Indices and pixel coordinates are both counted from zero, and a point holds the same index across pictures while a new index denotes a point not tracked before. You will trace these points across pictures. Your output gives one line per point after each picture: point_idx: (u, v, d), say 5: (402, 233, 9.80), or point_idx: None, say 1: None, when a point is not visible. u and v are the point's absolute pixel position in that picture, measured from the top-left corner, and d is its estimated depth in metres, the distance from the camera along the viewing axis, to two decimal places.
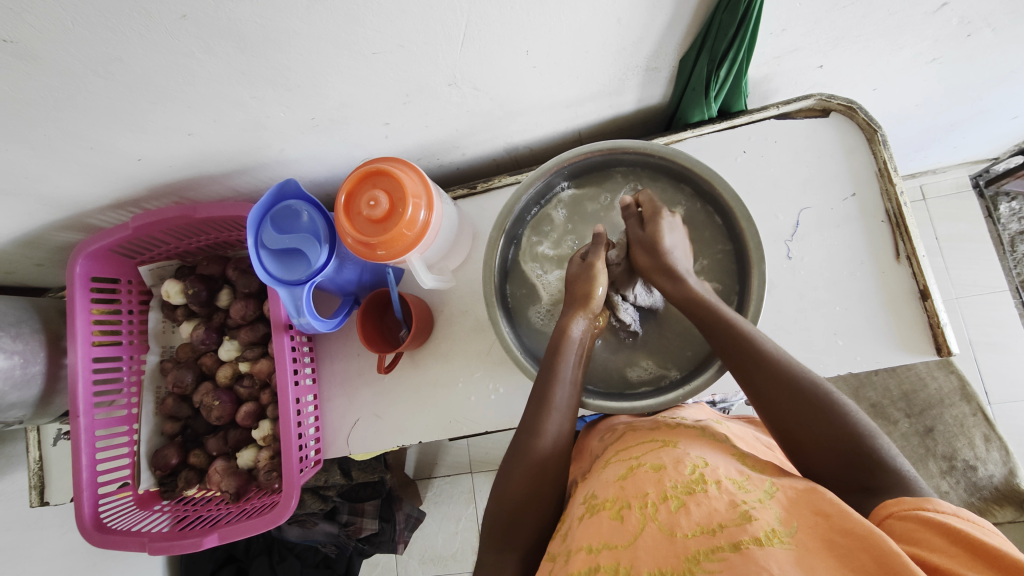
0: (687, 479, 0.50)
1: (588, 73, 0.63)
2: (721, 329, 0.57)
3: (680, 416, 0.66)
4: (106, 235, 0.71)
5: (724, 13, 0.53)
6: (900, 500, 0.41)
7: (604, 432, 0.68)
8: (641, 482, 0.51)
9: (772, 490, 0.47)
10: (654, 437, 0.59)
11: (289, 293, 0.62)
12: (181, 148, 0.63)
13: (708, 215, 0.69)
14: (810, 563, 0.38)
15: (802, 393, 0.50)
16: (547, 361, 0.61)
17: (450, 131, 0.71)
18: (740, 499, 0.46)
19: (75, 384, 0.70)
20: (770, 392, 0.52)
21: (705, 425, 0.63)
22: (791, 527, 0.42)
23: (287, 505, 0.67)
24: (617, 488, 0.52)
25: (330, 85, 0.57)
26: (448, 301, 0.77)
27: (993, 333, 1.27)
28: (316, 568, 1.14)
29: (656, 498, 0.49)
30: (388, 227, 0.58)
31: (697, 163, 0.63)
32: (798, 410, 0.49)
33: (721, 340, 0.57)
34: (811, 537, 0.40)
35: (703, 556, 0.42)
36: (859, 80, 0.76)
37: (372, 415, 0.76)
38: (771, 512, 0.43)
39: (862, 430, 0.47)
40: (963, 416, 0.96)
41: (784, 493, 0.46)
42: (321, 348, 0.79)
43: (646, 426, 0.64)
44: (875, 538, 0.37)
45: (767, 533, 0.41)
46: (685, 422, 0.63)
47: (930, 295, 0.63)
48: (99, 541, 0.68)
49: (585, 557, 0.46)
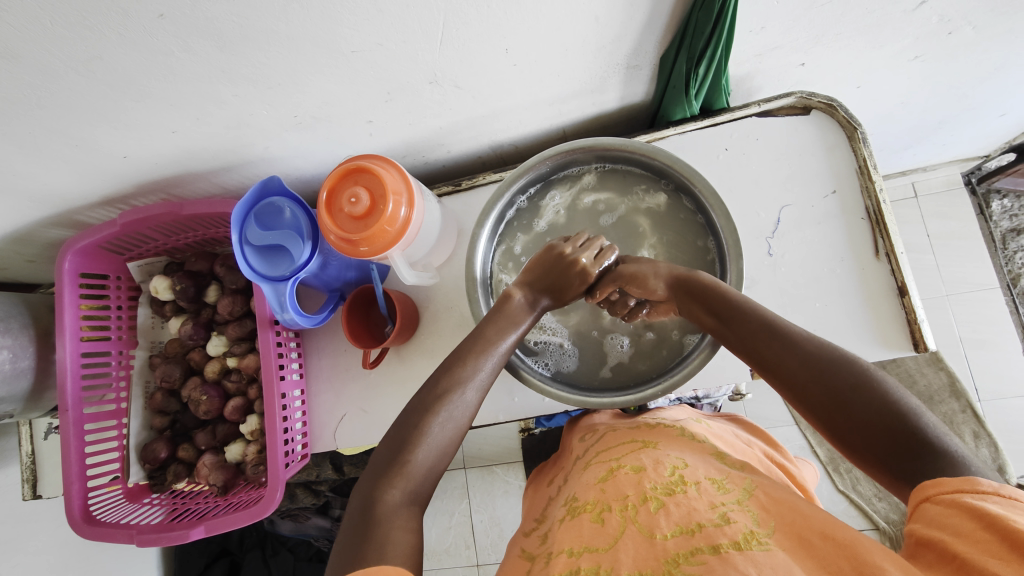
0: (667, 480, 0.51)
1: (569, 71, 0.63)
2: (735, 312, 0.56)
3: (657, 414, 0.67)
4: (95, 231, 0.72)
5: (700, 11, 0.54)
6: (937, 479, 0.39)
7: (585, 432, 0.70)
8: (622, 484, 0.52)
9: (750, 490, 0.49)
10: (632, 438, 0.60)
11: (272, 289, 0.63)
12: (165, 146, 0.63)
13: (630, 185, 0.71)
14: (786, 565, 0.39)
15: (820, 371, 0.48)
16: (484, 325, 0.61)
17: (434, 128, 0.71)
18: (718, 501, 0.47)
19: (64, 378, 0.71)
20: (802, 381, 0.49)
21: (682, 424, 0.63)
22: (767, 528, 0.43)
23: (271, 498, 0.67)
24: (598, 491, 0.53)
25: (311, 83, 0.57)
26: (433, 296, 0.77)
27: (983, 330, 1.28)
28: (308, 561, 1.14)
29: (636, 500, 0.49)
30: (370, 224, 0.58)
31: (574, 146, 0.66)
32: (819, 385, 0.48)
33: (742, 331, 0.55)
34: (785, 536, 0.42)
35: (682, 559, 0.42)
36: (843, 76, 0.76)
37: (359, 410, 0.77)
38: (748, 514, 0.45)
39: (906, 416, 0.43)
40: None
41: (761, 496, 0.48)
42: (308, 343, 0.79)
43: (627, 426, 0.65)
44: (856, 548, 0.39)
45: (745, 535, 0.43)
46: (664, 422, 0.64)
47: (907, 292, 0.64)
48: (89, 534, 0.69)
49: (566, 561, 0.46)
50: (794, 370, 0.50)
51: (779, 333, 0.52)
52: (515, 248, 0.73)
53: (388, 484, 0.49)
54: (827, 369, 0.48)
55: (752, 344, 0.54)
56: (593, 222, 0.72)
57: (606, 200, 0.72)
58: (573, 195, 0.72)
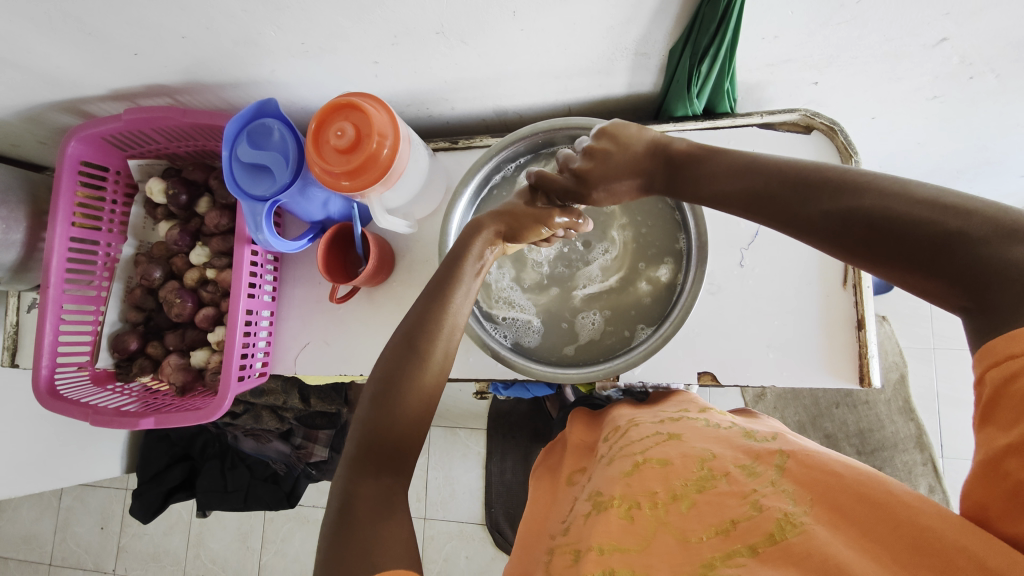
0: (696, 475, 0.51)
1: (576, 46, 0.63)
2: (734, 180, 0.53)
3: (679, 401, 0.64)
4: (100, 122, 0.74)
5: (707, 7, 0.53)
6: (988, 349, 0.35)
7: (609, 431, 0.65)
8: (648, 479, 0.52)
9: (781, 464, 0.48)
10: (658, 431, 0.58)
11: (251, 207, 0.65)
12: (175, 50, 0.65)
13: None
14: (827, 542, 0.40)
15: (838, 219, 0.44)
16: (444, 269, 0.60)
17: (439, 81, 0.72)
18: (749, 488, 0.47)
19: (50, 257, 0.75)
20: (829, 236, 0.45)
21: (707, 411, 0.61)
22: (802, 506, 0.44)
23: (220, 404, 0.70)
24: (623, 485, 0.52)
25: (318, 12, 0.58)
26: (412, 247, 0.79)
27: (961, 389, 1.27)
28: (263, 480, 1.20)
29: (665, 497, 0.50)
30: (352, 160, 0.60)
31: (546, 125, 0.67)
32: (847, 233, 0.44)
33: (752, 207, 0.51)
34: (822, 510, 0.43)
35: (718, 562, 0.43)
36: (858, 104, 0.75)
37: (322, 342, 0.80)
38: (782, 496, 0.45)
39: (938, 227, 0.39)
40: (912, 463, 1.14)
41: (793, 466, 0.47)
42: (286, 269, 0.82)
43: (650, 420, 0.61)
44: (905, 510, 0.39)
45: (779, 521, 0.43)
46: (689, 413, 0.61)
47: (864, 326, 0.65)
48: (51, 406, 0.73)
49: (596, 558, 0.45)
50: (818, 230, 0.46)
51: (785, 187, 0.48)
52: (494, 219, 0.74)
53: (366, 471, 0.50)
54: (843, 211, 0.44)
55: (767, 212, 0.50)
56: None
57: None
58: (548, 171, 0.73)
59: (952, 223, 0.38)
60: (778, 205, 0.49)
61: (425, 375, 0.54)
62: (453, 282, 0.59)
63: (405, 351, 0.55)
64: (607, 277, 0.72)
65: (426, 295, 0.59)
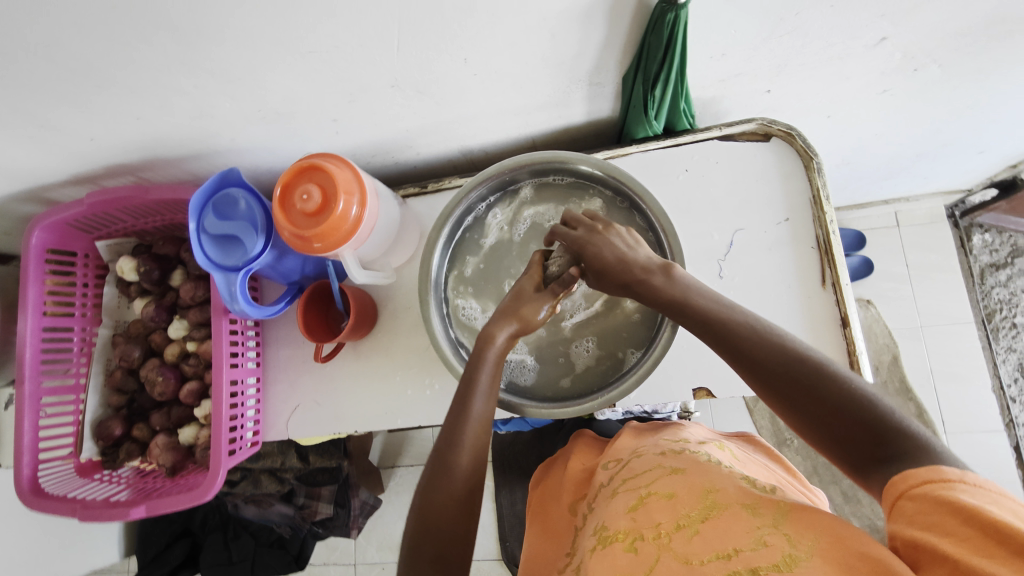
0: (700, 505, 0.51)
1: (531, 84, 0.64)
2: (678, 306, 0.54)
3: (680, 436, 0.66)
4: (63, 209, 0.73)
5: (651, 35, 0.55)
6: (908, 474, 0.39)
7: (611, 459, 0.70)
8: (653, 511, 0.53)
9: (785, 510, 0.47)
10: (662, 463, 0.60)
11: (225, 278, 0.64)
12: (131, 132, 0.64)
13: (581, 194, 0.72)
14: None
15: (783, 366, 0.47)
16: (466, 372, 0.58)
17: (401, 130, 0.72)
18: (754, 525, 0.46)
19: (24, 352, 0.73)
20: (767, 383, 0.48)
21: (706, 446, 0.63)
22: (806, 548, 0.42)
23: (213, 483, 0.68)
24: (630, 519, 0.53)
25: (270, 80, 0.58)
26: (393, 295, 0.78)
27: (955, 364, 1.28)
28: (269, 547, 1.16)
29: (670, 527, 0.50)
30: (321, 220, 0.59)
31: (508, 164, 0.67)
32: (781, 384, 0.47)
33: (706, 330, 0.52)
34: (823, 551, 0.41)
35: None
36: (812, 105, 0.77)
37: (312, 402, 0.78)
38: (784, 534, 0.44)
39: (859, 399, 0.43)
40: None
41: (799, 515, 0.46)
42: (268, 333, 0.81)
43: (654, 451, 0.64)
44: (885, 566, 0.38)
45: (783, 557, 0.42)
46: (688, 446, 0.63)
47: (849, 323, 0.65)
48: (36, 505, 0.70)
49: None
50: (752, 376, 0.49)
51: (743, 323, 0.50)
52: (470, 263, 0.74)
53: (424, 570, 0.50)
54: (788, 364, 0.47)
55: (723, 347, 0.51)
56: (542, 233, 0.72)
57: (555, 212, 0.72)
58: (514, 210, 0.73)
59: (865, 404, 0.43)
60: (733, 344, 0.50)
61: (459, 465, 0.54)
62: (473, 371, 0.57)
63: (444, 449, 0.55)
64: (590, 304, 0.72)
65: (453, 406, 0.57)
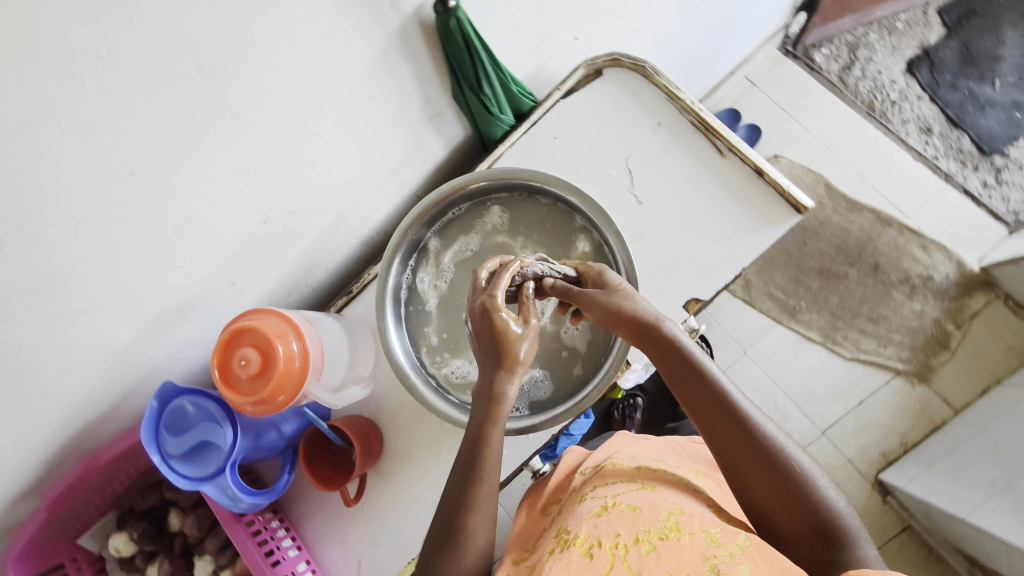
0: (661, 524, 0.52)
1: (381, 146, 0.67)
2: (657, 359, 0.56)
3: (659, 461, 0.68)
4: (24, 526, 0.66)
5: (449, 47, 0.60)
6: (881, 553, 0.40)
7: (590, 467, 0.72)
8: (615, 522, 0.54)
9: (744, 545, 0.48)
10: (631, 478, 0.63)
11: (215, 485, 0.62)
12: (50, 413, 0.58)
13: (482, 209, 0.73)
14: None
15: (742, 430, 0.52)
16: (471, 441, 0.56)
17: (298, 256, 0.71)
18: (709, 554, 0.47)
19: None
20: (726, 438, 0.53)
21: (682, 472, 0.64)
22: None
23: None
24: (591, 526, 0.55)
25: (151, 284, 0.56)
26: (383, 401, 0.75)
27: (872, 159, 1.36)
28: None
29: (628, 540, 0.51)
30: (271, 374, 0.58)
31: (405, 225, 0.68)
32: (739, 439, 0.52)
33: (683, 383, 0.55)
34: None
35: None
36: (616, 29, 0.83)
37: (371, 547, 0.72)
38: (739, 565, 0.45)
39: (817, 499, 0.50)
40: (895, 238, 1.32)
41: (756, 553, 0.47)
42: (291, 512, 0.75)
43: (631, 468, 0.66)
44: None
45: None
46: (665, 467, 0.65)
47: (764, 171, 0.68)
48: None
49: None
50: (719, 428, 0.53)
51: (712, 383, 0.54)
52: (430, 330, 0.73)
53: None
54: (747, 429, 0.52)
55: (698, 403, 0.54)
56: (472, 260, 0.73)
57: (472, 236, 0.74)
58: (434, 262, 0.73)
59: (827, 525, 0.49)
60: (709, 399, 0.54)
61: (466, 543, 0.55)
62: (484, 452, 0.55)
63: (450, 516, 0.55)
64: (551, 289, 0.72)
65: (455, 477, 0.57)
